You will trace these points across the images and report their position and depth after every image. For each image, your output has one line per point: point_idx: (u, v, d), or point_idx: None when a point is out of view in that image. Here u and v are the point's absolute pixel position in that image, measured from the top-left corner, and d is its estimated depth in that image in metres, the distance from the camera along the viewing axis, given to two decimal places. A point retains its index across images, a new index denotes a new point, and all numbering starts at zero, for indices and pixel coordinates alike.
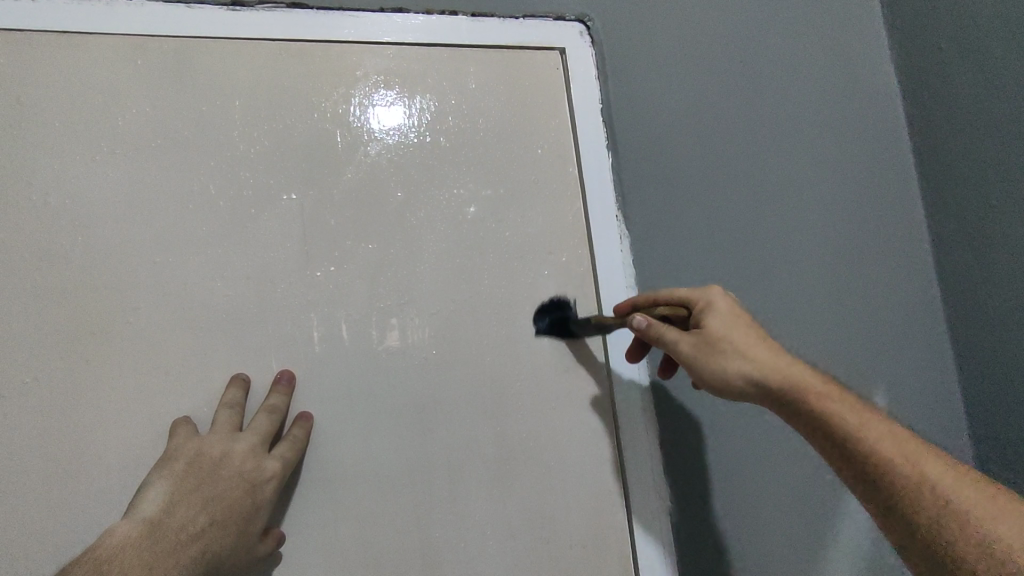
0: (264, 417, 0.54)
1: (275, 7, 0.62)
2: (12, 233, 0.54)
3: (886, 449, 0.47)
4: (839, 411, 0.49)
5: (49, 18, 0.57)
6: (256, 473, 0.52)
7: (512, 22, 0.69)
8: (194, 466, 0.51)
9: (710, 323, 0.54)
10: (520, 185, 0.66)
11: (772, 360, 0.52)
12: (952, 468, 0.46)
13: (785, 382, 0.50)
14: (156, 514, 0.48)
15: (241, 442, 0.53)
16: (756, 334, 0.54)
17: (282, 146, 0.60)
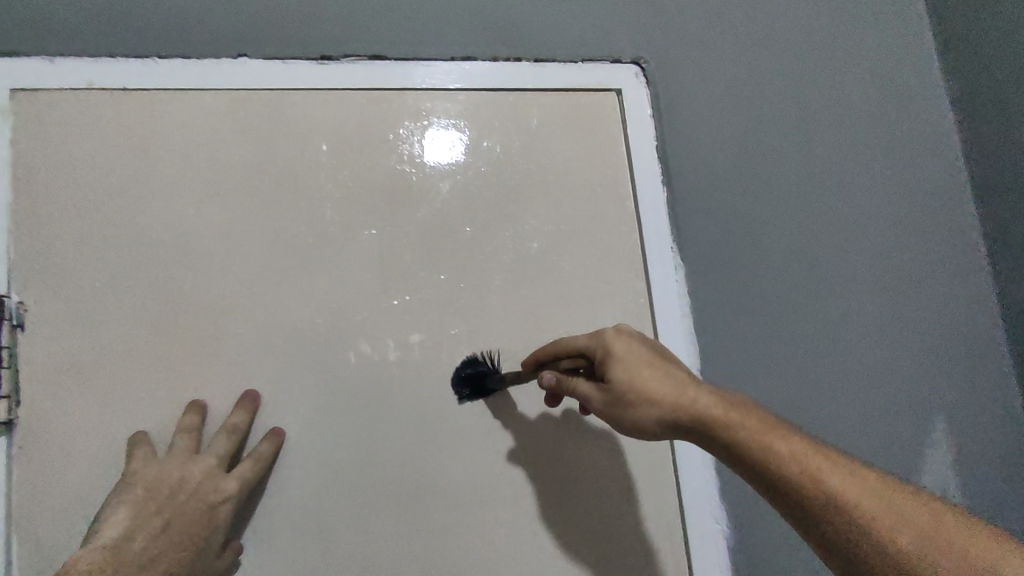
0: (224, 436, 0.57)
1: (358, 59, 0.68)
2: (129, 268, 0.60)
3: (798, 471, 0.49)
4: (752, 440, 0.51)
5: (166, 77, 0.64)
6: (213, 492, 0.55)
7: (572, 66, 0.74)
8: (153, 489, 0.54)
9: (614, 374, 0.54)
10: (580, 220, 0.70)
11: (680, 398, 0.52)
12: (853, 476, 0.50)
13: (698, 421, 0.52)
14: (118, 535, 0.52)
15: (199, 464, 0.56)
16: (661, 372, 0.54)
17: (364, 186, 0.66)
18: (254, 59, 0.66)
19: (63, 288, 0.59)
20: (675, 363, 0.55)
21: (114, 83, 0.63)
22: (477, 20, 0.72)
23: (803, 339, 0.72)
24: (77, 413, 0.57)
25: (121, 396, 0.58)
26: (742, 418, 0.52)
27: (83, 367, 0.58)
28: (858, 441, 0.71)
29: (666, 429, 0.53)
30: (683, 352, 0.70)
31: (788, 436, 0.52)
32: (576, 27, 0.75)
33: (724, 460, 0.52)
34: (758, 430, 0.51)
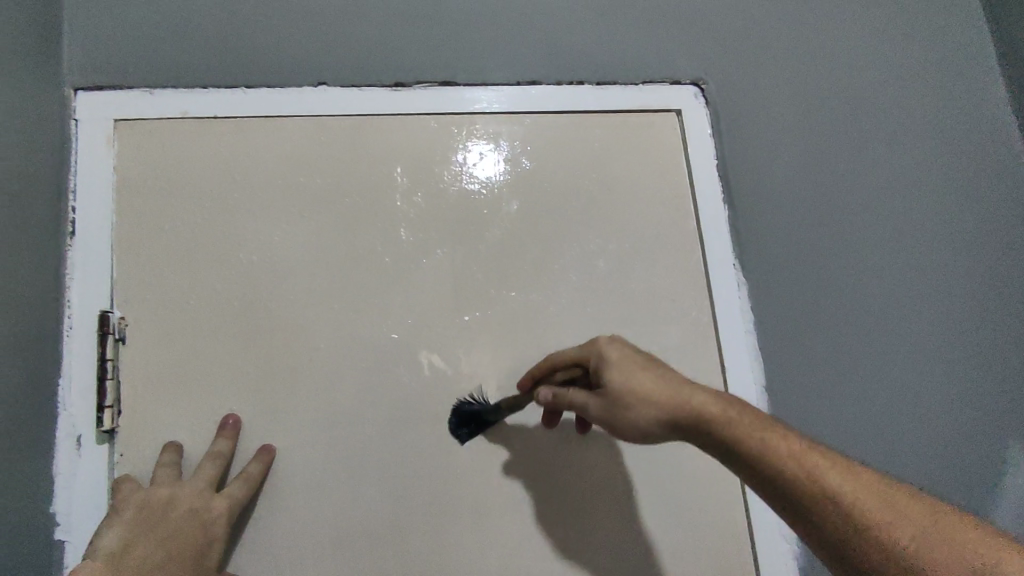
0: (209, 462, 0.59)
1: (429, 86, 0.71)
2: (218, 286, 0.63)
3: (798, 470, 0.49)
4: (752, 441, 0.50)
5: (251, 105, 0.67)
6: (204, 510, 0.56)
7: (632, 88, 0.75)
8: (144, 509, 0.55)
9: (609, 377, 0.54)
10: (642, 238, 0.72)
11: (678, 397, 0.52)
12: (848, 472, 0.50)
13: (696, 424, 0.51)
14: (112, 554, 0.52)
15: (190, 485, 0.57)
16: (657, 371, 0.54)
17: (437, 207, 0.68)
18: (333, 87, 0.69)
19: (160, 305, 0.63)
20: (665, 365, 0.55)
21: (205, 111, 0.66)
22: (541, 46, 0.74)
23: (868, 356, 0.72)
24: (172, 424, 0.61)
25: (212, 407, 0.62)
26: (741, 416, 0.52)
27: (178, 380, 0.62)
28: (925, 460, 0.71)
29: (665, 431, 0.52)
30: (747, 370, 0.70)
31: (784, 433, 0.51)
32: (637, 51, 0.77)
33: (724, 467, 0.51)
34: (754, 430, 0.51)
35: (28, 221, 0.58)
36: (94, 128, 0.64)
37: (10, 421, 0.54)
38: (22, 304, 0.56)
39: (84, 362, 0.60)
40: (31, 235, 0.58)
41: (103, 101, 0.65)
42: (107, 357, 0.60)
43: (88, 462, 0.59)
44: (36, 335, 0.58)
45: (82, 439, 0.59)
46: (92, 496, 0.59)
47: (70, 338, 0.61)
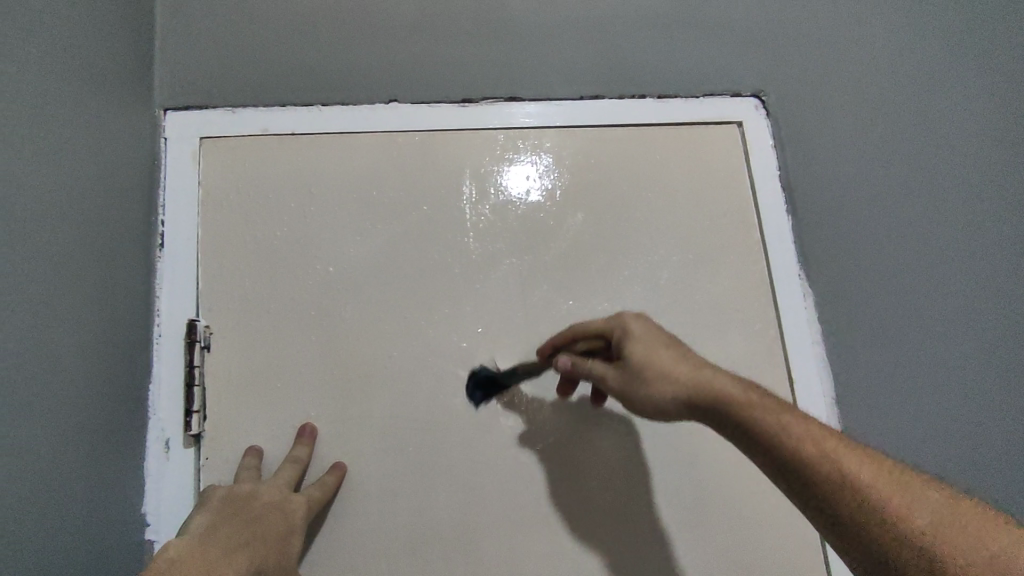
0: (288, 465, 0.60)
1: (496, 101, 0.73)
2: (296, 295, 0.66)
3: (811, 448, 0.49)
4: (764, 419, 0.50)
5: (327, 121, 0.70)
6: (286, 505, 0.57)
7: (694, 101, 0.76)
8: (229, 499, 0.56)
9: (631, 351, 0.56)
10: (707, 248, 0.72)
11: (697, 375, 0.53)
12: (866, 458, 0.49)
13: (711, 399, 0.52)
14: (199, 533, 0.52)
15: (270, 483, 0.58)
16: (676, 351, 0.56)
17: (505, 218, 0.70)
18: (404, 104, 0.71)
19: (242, 314, 0.65)
20: (692, 351, 0.57)
21: (284, 128, 0.69)
22: (603, 61, 0.76)
23: (939, 367, 0.71)
24: (253, 429, 0.63)
25: (291, 413, 0.64)
26: (760, 397, 0.52)
27: (259, 386, 0.64)
28: (1000, 475, 0.69)
29: (679, 406, 0.53)
30: (815, 380, 0.70)
31: (801, 415, 0.51)
32: (697, 64, 0.78)
33: (737, 443, 0.52)
34: (772, 408, 0.51)
35: (124, 235, 0.61)
36: (182, 147, 0.68)
37: (108, 425, 0.57)
38: (119, 313, 0.60)
39: (173, 368, 0.63)
40: (127, 248, 0.62)
41: (190, 120, 0.69)
42: (194, 364, 0.63)
43: (176, 466, 0.62)
44: (130, 342, 0.61)
45: (171, 442, 0.62)
46: (180, 498, 0.61)
47: (160, 345, 0.64)
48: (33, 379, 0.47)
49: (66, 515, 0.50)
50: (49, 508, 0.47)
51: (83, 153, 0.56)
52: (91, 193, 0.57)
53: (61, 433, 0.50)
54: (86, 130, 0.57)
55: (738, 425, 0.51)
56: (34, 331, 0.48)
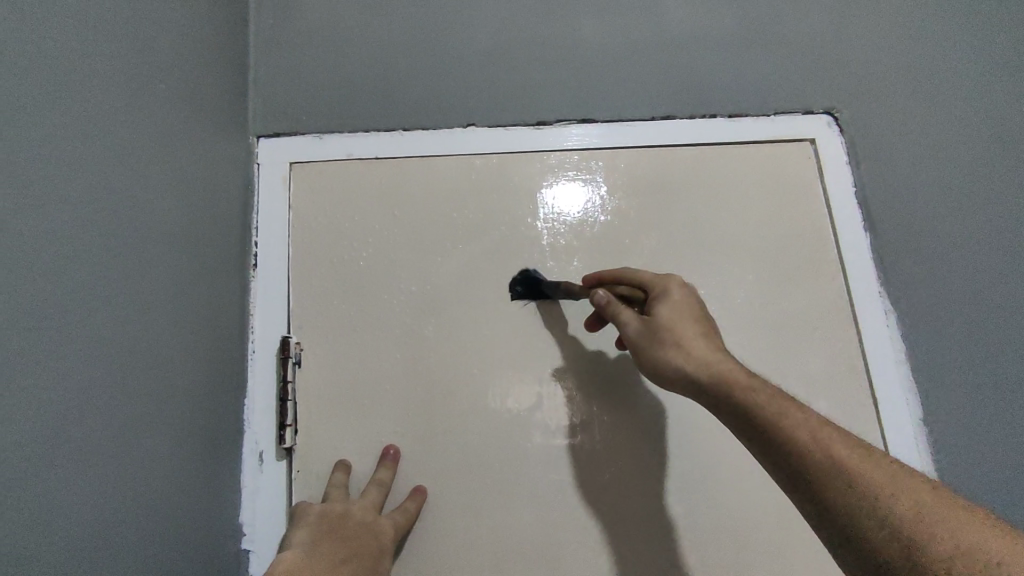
0: (375, 486, 0.61)
1: (570, 123, 0.75)
2: (381, 312, 0.68)
3: (804, 434, 0.47)
4: (762, 401, 0.49)
5: (408, 146, 0.73)
6: (377, 523, 0.59)
7: (765, 119, 0.77)
8: (325, 514, 0.58)
9: (658, 309, 0.56)
10: (782, 265, 0.72)
11: (704, 351, 0.53)
12: (864, 452, 0.47)
13: (709, 378, 0.51)
14: (301, 549, 0.54)
15: (360, 503, 0.60)
16: (698, 320, 0.55)
17: (580, 236, 0.71)
18: (481, 127, 0.74)
19: (330, 331, 0.67)
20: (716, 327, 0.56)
21: (368, 152, 0.72)
22: (674, 81, 0.77)
23: None
24: (341, 442, 0.65)
25: (376, 428, 0.65)
26: (761, 380, 0.51)
27: (346, 401, 0.66)
28: None
29: (680, 381, 0.53)
30: (900, 400, 0.68)
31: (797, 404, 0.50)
32: (768, 83, 0.78)
33: (730, 423, 0.51)
34: (771, 392, 0.50)
35: (223, 256, 0.65)
36: (274, 171, 0.72)
37: (210, 437, 0.59)
38: (220, 330, 0.63)
39: (266, 382, 0.66)
40: (226, 267, 0.65)
41: (281, 146, 0.72)
42: (286, 379, 0.66)
43: (269, 477, 0.64)
44: (229, 358, 0.64)
45: (264, 455, 0.65)
46: (273, 509, 0.63)
47: (254, 360, 0.67)
48: (148, 394, 0.50)
49: (175, 524, 0.52)
50: (159, 513, 0.50)
51: (188, 180, 0.60)
52: (195, 217, 0.60)
53: (170, 445, 0.53)
54: (191, 158, 0.60)
55: (734, 404, 0.50)
56: (150, 348, 0.51)
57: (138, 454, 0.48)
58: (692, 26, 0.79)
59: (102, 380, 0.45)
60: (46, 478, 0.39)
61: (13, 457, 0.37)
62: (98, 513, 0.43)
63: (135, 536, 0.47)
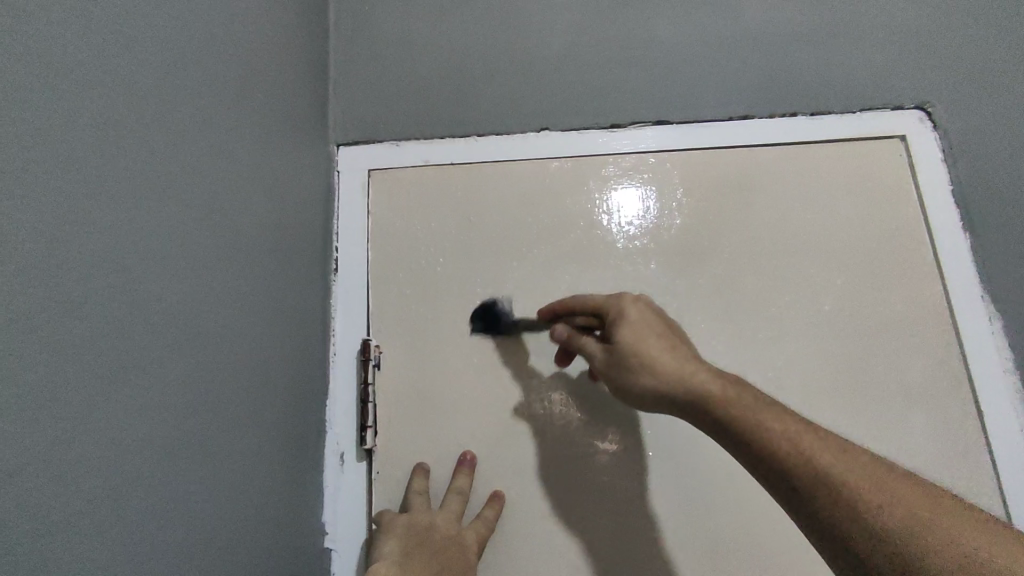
0: (455, 496, 0.61)
1: (644, 126, 0.74)
2: (457, 314, 0.68)
3: (783, 442, 0.45)
4: (742, 411, 0.47)
5: (483, 151, 0.74)
6: (463, 531, 0.59)
7: (850, 116, 0.74)
8: (412, 524, 0.59)
9: (619, 335, 0.54)
10: (872, 266, 0.68)
11: (679, 368, 0.50)
12: (848, 455, 0.44)
13: (688, 393, 0.49)
14: (392, 560, 0.56)
15: (442, 514, 0.60)
16: (661, 332, 0.53)
17: (657, 238, 0.70)
18: (555, 132, 0.74)
19: (407, 333, 0.68)
20: (684, 341, 0.54)
21: (444, 158, 0.74)
22: (752, 81, 0.76)
23: None
24: (420, 443, 0.65)
25: (454, 430, 0.65)
26: (740, 394, 0.48)
27: (424, 402, 0.66)
28: None
29: (658, 402, 0.51)
30: (1009, 411, 0.64)
31: (784, 412, 0.47)
32: (854, 79, 0.75)
33: (717, 434, 0.48)
34: (755, 403, 0.47)
35: (309, 260, 0.67)
36: (353, 178, 0.74)
37: (297, 438, 0.61)
38: (307, 332, 0.64)
39: (347, 384, 0.68)
40: (311, 272, 0.67)
41: (360, 153, 0.74)
42: (366, 381, 0.67)
43: (350, 479, 0.65)
44: (314, 359, 0.66)
45: (345, 456, 0.66)
46: (354, 510, 0.64)
47: (335, 361, 0.68)
48: (247, 395, 0.52)
49: (265, 518, 0.53)
50: (253, 506, 0.52)
51: (281, 185, 0.62)
52: (285, 220, 0.62)
53: (264, 447, 0.54)
54: (284, 164, 0.63)
55: (717, 414, 0.48)
56: (248, 345, 0.53)
57: (240, 457, 0.50)
58: (772, 23, 0.77)
59: (211, 374, 0.47)
60: (168, 466, 0.41)
61: (142, 453, 0.38)
62: (207, 509, 0.45)
63: (236, 537, 0.49)
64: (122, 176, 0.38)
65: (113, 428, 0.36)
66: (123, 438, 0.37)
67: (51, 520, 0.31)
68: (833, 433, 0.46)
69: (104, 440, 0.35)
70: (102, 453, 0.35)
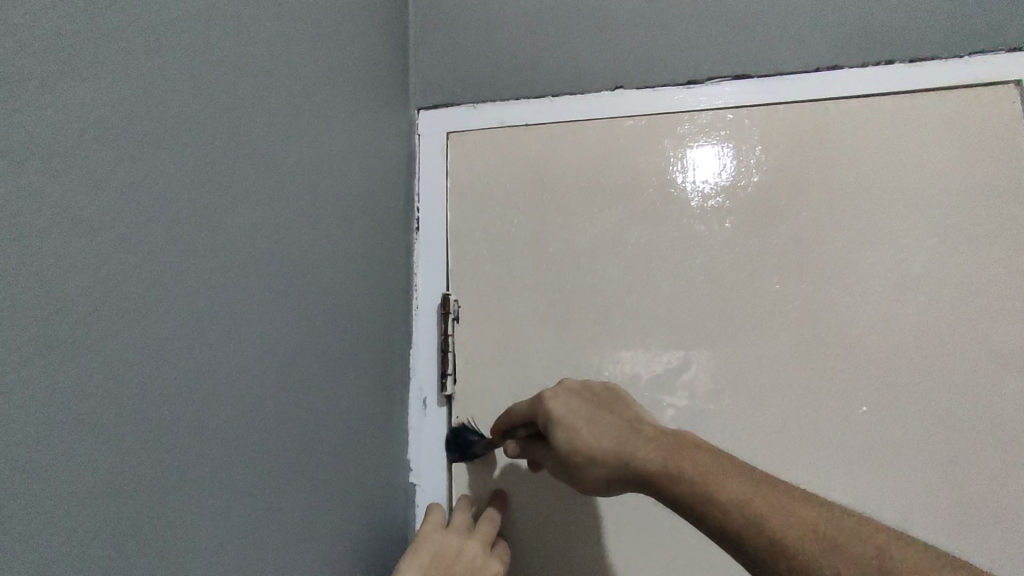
0: (487, 523, 0.64)
1: (722, 81, 0.73)
2: (530, 271, 0.71)
3: (734, 514, 0.46)
4: (687, 492, 0.49)
5: (557, 112, 0.75)
6: (484, 568, 0.60)
7: (954, 63, 0.69)
8: (436, 552, 0.58)
9: (555, 437, 0.57)
10: (969, 224, 0.65)
11: (619, 453, 0.53)
12: (796, 509, 0.45)
13: (637, 475, 0.52)
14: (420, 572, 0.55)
15: (473, 539, 0.62)
16: (592, 421, 0.57)
17: (730, 196, 0.69)
18: (629, 90, 0.74)
19: (483, 289, 0.72)
20: (620, 420, 0.57)
21: (518, 120, 0.76)
22: (844, 27, 0.71)
23: None
24: (494, 392, 0.70)
25: (525, 379, 0.69)
26: (681, 467, 0.50)
27: (497, 355, 0.70)
28: None
29: (617, 485, 0.54)
30: None
31: (725, 474, 0.48)
32: (963, 18, 0.69)
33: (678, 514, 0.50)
34: (699, 473, 0.49)
35: (394, 219, 0.71)
36: (432, 142, 0.78)
37: (384, 382, 0.67)
38: (392, 287, 0.70)
39: (429, 335, 0.73)
40: (396, 232, 0.72)
41: (439, 118, 0.78)
42: (446, 333, 0.72)
43: (432, 422, 0.71)
44: (401, 312, 0.72)
45: (427, 401, 0.72)
46: (435, 450, 0.71)
47: (417, 315, 0.74)
48: (340, 341, 0.58)
49: (356, 449, 0.60)
50: (345, 438, 0.58)
51: (367, 149, 0.66)
52: (371, 181, 0.67)
53: (355, 391, 0.61)
54: (368, 128, 0.67)
55: (669, 497, 0.50)
56: (339, 295, 0.59)
57: (334, 399, 0.57)
58: None
59: (306, 320, 0.53)
60: (274, 395, 0.47)
61: (254, 381, 0.45)
62: (307, 436, 0.52)
63: (331, 464, 0.55)
64: (235, 140, 0.44)
65: (233, 358, 0.42)
66: (241, 367, 0.43)
67: (191, 425, 0.38)
68: (774, 481, 0.47)
69: (230, 367, 0.42)
70: (230, 377, 0.42)
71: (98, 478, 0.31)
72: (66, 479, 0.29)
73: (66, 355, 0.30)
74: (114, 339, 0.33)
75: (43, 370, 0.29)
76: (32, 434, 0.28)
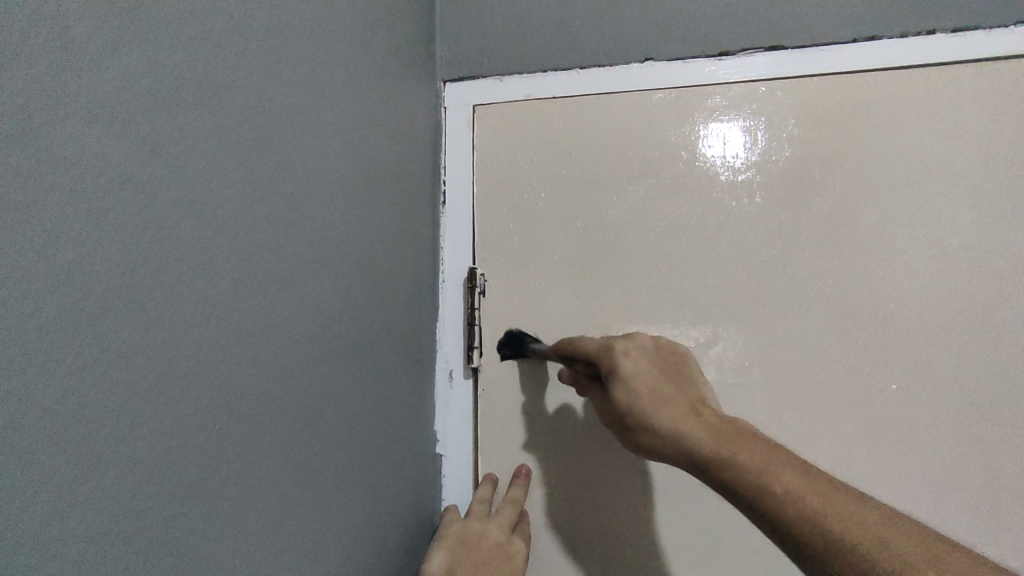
0: (510, 503, 0.65)
1: (754, 53, 0.71)
2: (557, 245, 0.71)
3: (793, 507, 0.43)
4: (744, 471, 0.46)
5: (585, 85, 0.74)
6: (509, 545, 0.62)
7: (999, 32, 0.66)
8: (458, 541, 0.61)
9: (615, 392, 0.54)
10: (1008, 199, 0.63)
11: (677, 424, 0.50)
12: (865, 517, 0.41)
13: (690, 451, 0.49)
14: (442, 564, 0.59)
15: (496, 519, 0.64)
16: (658, 390, 0.53)
17: (762, 170, 0.68)
18: (659, 62, 0.73)
19: (509, 264, 0.72)
20: (686, 391, 0.53)
21: (545, 93, 0.75)
22: None
23: None
24: (520, 366, 0.70)
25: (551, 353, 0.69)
26: (736, 452, 0.47)
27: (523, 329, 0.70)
28: None
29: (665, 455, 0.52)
30: None
31: (791, 464, 0.45)
32: None
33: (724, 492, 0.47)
34: (759, 464, 0.46)
35: (421, 192, 0.71)
36: (459, 115, 0.77)
37: (412, 355, 0.68)
38: (420, 260, 0.70)
39: (456, 308, 0.74)
40: (424, 204, 0.72)
41: (465, 91, 0.77)
42: (473, 306, 0.72)
43: (458, 393, 0.72)
44: (428, 285, 0.72)
45: (454, 373, 0.72)
46: (461, 421, 0.71)
47: (444, 288, 0.74)
48: (370, 311, 0.59)
49: (386, 418, 0.61)
50: (376, 408, 0.59)
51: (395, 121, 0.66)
52: (399, 154, 0.67)
53: (385, 362, 0.62)
54: (397, 100, 0.67)
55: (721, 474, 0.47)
56: (370, 266, 0.59)
57: (366, 368, 0.58)
58: None
59: (339, 290, 0.53)
60: (310, 362, 0.48)
61: (291, 349, 0.45)
62: (340, 403, 0.53)
63: (363, 431, 0.56)
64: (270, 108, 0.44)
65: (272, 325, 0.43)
66: (279, 334, 0.44)
67: (235, 390, 0.39)
68: (841, 485, 0.44)
69: (269, 334, 0.43)
70: (268, 343, 0.43)
71: (149, 434, 0.32)
72: (122, 435, 0.30)
73: (121, 314, 0.31)
74: (163, 302, 0.33)
75: (98, 328, 0.29)
76: (82, 387, 0.29)
